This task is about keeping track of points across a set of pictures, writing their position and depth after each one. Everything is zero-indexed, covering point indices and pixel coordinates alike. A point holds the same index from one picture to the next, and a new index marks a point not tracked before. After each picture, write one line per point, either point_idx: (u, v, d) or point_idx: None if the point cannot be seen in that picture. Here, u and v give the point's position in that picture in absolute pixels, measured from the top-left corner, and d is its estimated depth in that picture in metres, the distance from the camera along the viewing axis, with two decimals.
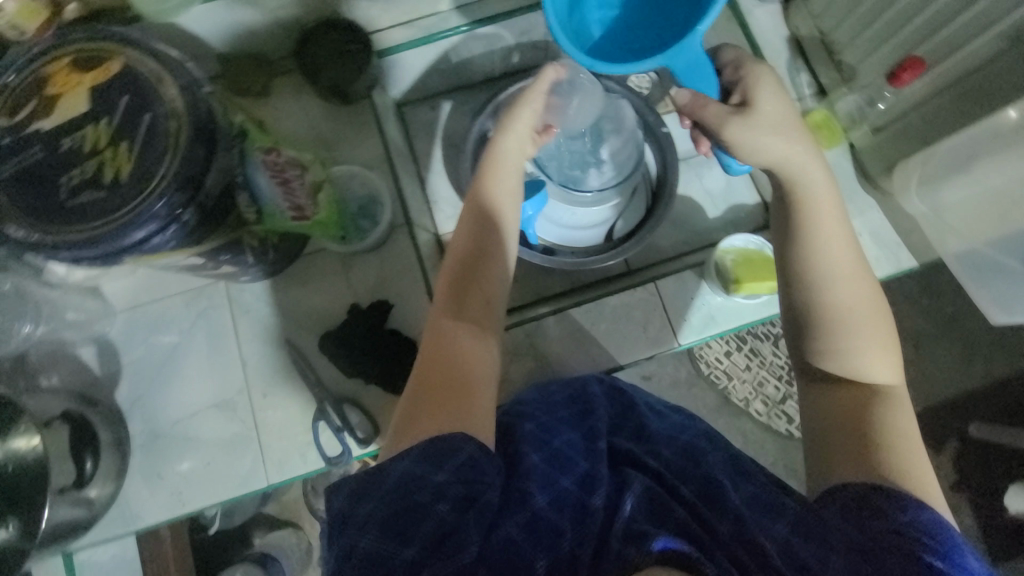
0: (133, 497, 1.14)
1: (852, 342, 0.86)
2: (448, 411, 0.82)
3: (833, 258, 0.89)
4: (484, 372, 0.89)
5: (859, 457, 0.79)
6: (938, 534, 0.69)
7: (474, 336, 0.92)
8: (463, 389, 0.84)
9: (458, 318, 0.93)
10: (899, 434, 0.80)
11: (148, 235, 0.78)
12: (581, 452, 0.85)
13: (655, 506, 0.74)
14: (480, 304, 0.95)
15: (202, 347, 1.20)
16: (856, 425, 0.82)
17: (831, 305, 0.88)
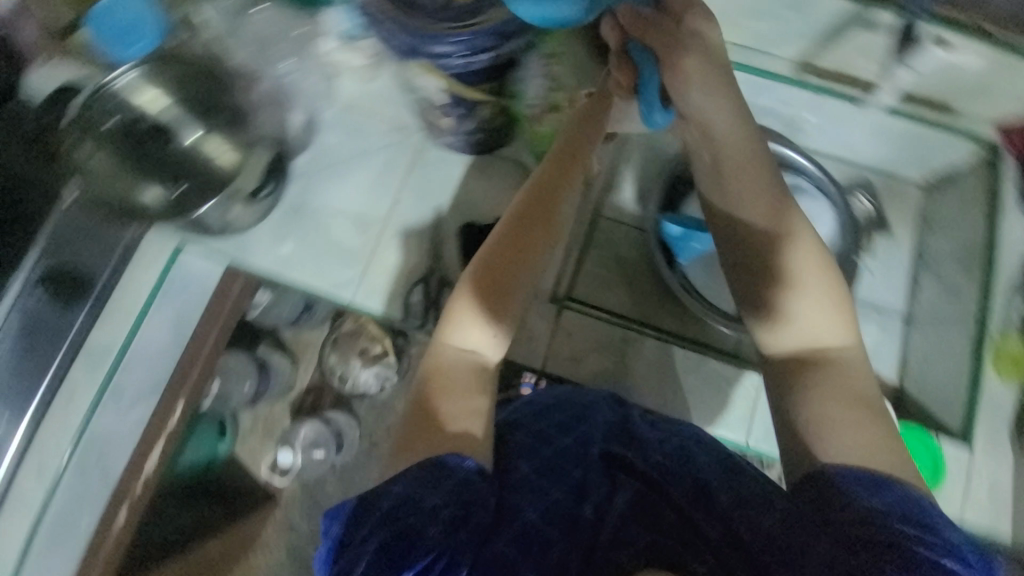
0: (251, 240, 1.70)
1: (782, 322, 1.24)
2: (460, 389, 1.21)
3: (791, 274, 1.24)
4: (483, 352, 1.27)
5: (809, 429, 1.13)
6: (925, 522, 0.97)
7: (483, 329, 1.26)
8: (468, 361, 1.25)
9: (476, 308, 1.27)
10: (818, 391, 1.16)
11: (442, 51, 1.40)
12: (573, 461, 1.19)
13: (642, 506, 1.12)
14: (489, 308, 1.27)
15: (407, 158, 1.76)
16: (817, 392, 1.16)
17: (752, 283, 1.28)
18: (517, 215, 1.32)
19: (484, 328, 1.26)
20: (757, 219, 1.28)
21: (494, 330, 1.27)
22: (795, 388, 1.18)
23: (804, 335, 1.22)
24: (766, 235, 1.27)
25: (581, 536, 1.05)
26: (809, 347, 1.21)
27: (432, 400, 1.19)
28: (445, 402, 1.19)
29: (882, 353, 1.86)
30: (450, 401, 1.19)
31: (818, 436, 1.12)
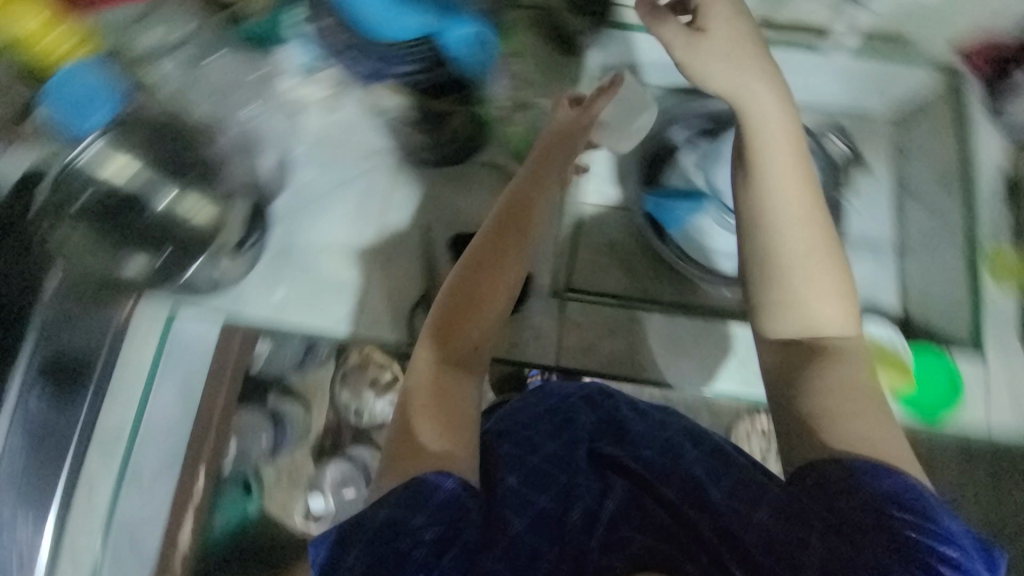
0: (242, 292, 1.73)
1: (806, 264, 1.15)
2: (441, 372, 1.20)
3: (789, 240, 1.15)
4: (476, 344, 1.24)
5: (826, 402, 1.08)
6: (909, 499, 0.95)
7: (503, 286, 1.27)
8: (455, 376, 1.20)
9: (487, 283, 1.26)
10: (834, 370, 1.11)
11: (390, 69, 1.62)
12: (573, 474, 1.07)
13: (638, 514, 1.02)
14: (488, 275, 1.27)
15: (381, 184, 1.82)
16: (821, 367, 1.12)
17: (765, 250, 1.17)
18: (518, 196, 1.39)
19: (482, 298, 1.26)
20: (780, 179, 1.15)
21: (494, 296, 1.26)
22: (818, 374, 1.11)
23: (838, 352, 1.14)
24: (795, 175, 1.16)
25: (575, 543, 0.98)
26: (818, 334, 1.16)
27: (433, 415, 1.15)
28: (443, 395, 1.18)
29: (882, 282, 1.84)
30: (455, 389, 1.19)
31: (836, 414, 1.06)
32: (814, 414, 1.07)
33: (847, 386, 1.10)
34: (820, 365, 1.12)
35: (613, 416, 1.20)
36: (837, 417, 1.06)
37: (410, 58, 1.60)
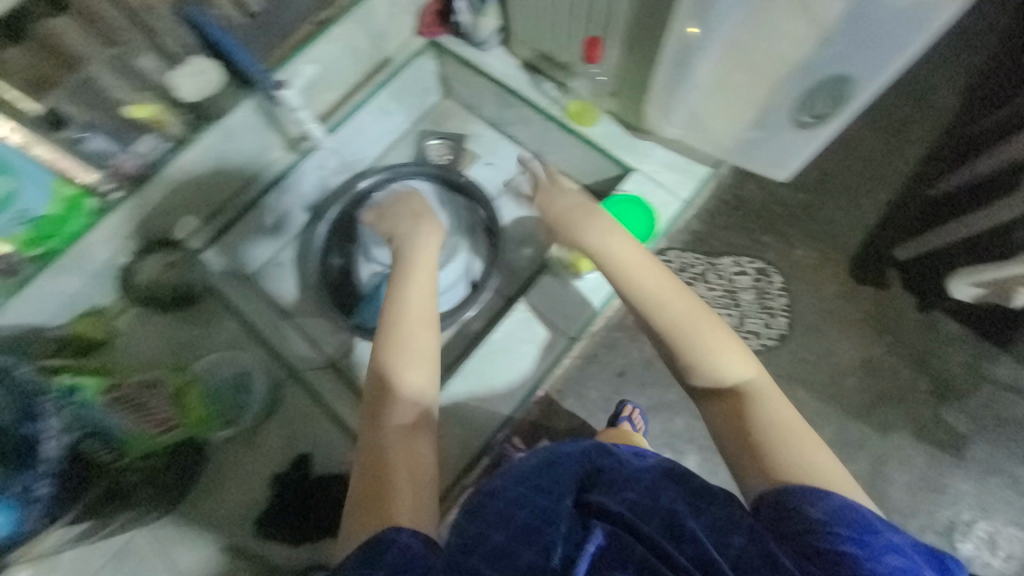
0: None
1: (672, 307, 0.75)
2: (404, 437, 0.74)
3: (647, 282, 0.77)
4: (408, 381, 0.77)
5: (701, 365, 0.72)
6: (845, 518, 0.55)
7: (418, 368, 0.78)
8: (415, 364, 0.78)
9: (416, 332, 0.80)
10: (728, 358, 0.72)
11: None
12: (542, 519, 0.59)
13: (623, 546, 0.55)
14: (397, 310, 0.82)
15: None
16: (741, 406, 0.70)
17: (635, 282, 0.78)
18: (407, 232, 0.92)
19: (412, 317, 0.81)
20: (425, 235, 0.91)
21: (417, 337, 0.80)
22: (691, 336, 0.73)
23: (705, 320, 0.74)
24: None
25: (574, 536, 0.57)
26: (714, 334, 0.73)
27: (404, 467, 0.71)
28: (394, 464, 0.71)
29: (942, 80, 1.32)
30: (416, 457, 0.73)
31: (730, 378, 0.71)
32: (700, 375, 0.72)
33: (767, 422, 0.67)
34: (678, 320, 0.74)
35: (602, 472, 0.64)
36: (764, 421, 0.68)
37: None
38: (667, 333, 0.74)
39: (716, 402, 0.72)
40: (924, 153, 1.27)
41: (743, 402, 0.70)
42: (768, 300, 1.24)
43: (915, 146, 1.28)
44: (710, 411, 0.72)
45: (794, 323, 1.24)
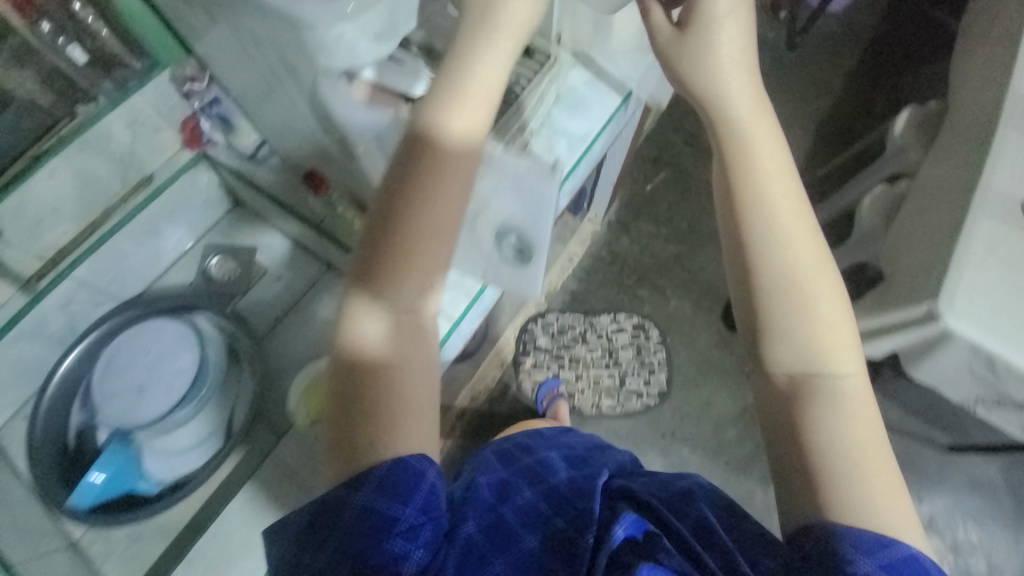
0: None
1: (796, 237, 0.41)
2: (384, 352, 0.39)
3: (770, 158, 0.42)
4: (403, 281, 0.39)
5: (784, 309, 0.40)
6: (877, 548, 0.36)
7: (419, 275, 0.39)
8: (418, 270, 0.39)
9: (427, 217, 0.38)
10: (828, 324, 0.40)
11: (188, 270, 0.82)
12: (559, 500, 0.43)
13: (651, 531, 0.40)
14: (413, 171, 0.39)
15: None
16: (815, 406, 0.39)
17: (739, 173, 0.42)
18: (461, 49, 0.40)
19: (435, 192, 0.38)
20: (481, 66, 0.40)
21: (427, 235, 0.39)
22: (787, 270, 0.40)
23: (819, 252, 0.41)
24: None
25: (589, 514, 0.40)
26: (827, 286, 0.41)
27: (374, 398, 0.38)
28: (354, 376, 0.39)
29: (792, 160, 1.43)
30: (390, 387, 0.38)
31: (816, 360, 0.40)
32: (778, 328, 0.41)
33: (842, 443, 0.38)
34: (774, 237, 0.41)
35: (627, 467, 0.52)
36: (842, 441, 0.39)
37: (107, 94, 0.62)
38: (751, 244, 0.41)
39: (777, 376, 0.41)
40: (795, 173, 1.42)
41: (826, 398, 0.39)
42: (645, 359, 1.25)
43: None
44: (756, 374, 0.43)
45: (672, 378, 1.25)
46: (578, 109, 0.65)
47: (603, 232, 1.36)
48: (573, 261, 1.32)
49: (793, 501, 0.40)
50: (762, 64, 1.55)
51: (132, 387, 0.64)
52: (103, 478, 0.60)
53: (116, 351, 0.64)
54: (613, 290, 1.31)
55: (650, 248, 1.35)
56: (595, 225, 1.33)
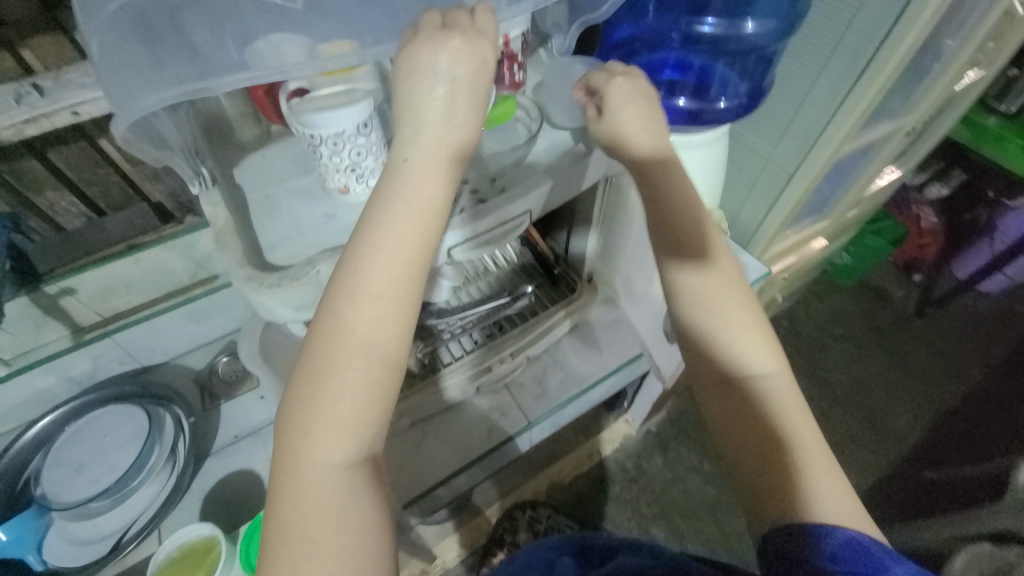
0: None
1: (704, 274, 0.39)
2: (332, 519, 0.29)
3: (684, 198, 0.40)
4: (324, 428, 0.30)
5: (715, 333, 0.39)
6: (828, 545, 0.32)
7: (353, 412, 0.31)
8: (342, 416, 0.30)
9: (359, 322, 0.31)
10: (747, 331, 0.39)
11: None
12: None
13: None
14: (342, 285, 0.31)
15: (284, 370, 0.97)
16: (758, 412, 0.37)
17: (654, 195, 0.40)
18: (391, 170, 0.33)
19: (366, 291, 0.31)
20: (421, 171, 0.33)
21: (355, 353, 0.31)
22: (699, 295, 0.39)
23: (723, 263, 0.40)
24: (450, 132, 0.33)
25: None
26: (740, 296, 0.39)
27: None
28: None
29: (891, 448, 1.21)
30: (344, 561, 0.29)
31: (743, 364, 0.38)
32: (713, 348, 0.39)
33: (791, 440, 0.36)
34: (691, 251, 0.39)
35: (591, 551, 0.49)
36: (796, 442, 0.36)
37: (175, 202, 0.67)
38: (673, 272, 0.40)
39: (714, 390, 0.39)
40: (894, 465, 1.18)
41: (771, 401, 0.37)
42: None
43: (884, 455, 1.19)
44: (701, 395, 0.40)
45: None
46: (587, 345, 0.64)
47: (637, 440, 1.22)
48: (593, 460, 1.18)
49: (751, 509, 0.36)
50: (874, 324, 1.41)
51: (75, 463, 0.56)
52: (2, 540, 0.49)
53: (88, 419, 0.57)
54: (624, 514, 1.14)
55: (685, 485, 1.17)
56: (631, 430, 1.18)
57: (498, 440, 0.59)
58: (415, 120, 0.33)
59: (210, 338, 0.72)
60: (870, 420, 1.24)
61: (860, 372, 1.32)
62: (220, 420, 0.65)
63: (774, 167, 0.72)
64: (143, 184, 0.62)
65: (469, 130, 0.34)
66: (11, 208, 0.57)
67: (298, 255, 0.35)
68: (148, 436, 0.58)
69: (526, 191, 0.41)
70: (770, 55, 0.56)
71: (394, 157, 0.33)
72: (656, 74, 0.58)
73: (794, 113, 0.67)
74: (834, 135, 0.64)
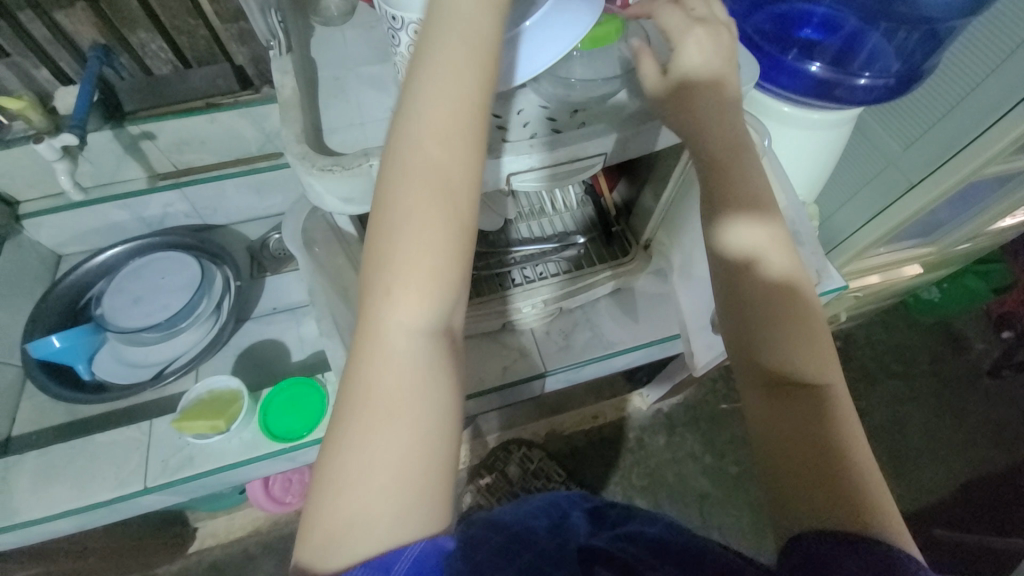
0: None
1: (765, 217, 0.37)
2: (403, 391, 0.30)
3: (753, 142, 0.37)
4: (402, 289, 0.30)
5: (765, 319, 0.36)
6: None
7: (421, 275, 0.30)
8: (409, 278, 0.29)
9: (430, 181, 0.30)
10: (801, 323, 0.36)
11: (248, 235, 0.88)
12: (547, 554, 0.37)
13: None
14: (401, 168, 0.30)
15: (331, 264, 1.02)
16: (805, 416, 0.34)
17: (690, 123, 0.37)
18: (427, 52, 0.30)
19: (432, 160, 0.30)
20: (460, 54, 0.30)
21: (425, 215, 0.30)
22: (750, 274, 0.37)
23: (771, 233, 0.38)
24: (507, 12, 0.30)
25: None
26: (791, 279, 0.37)
27: (392, 460, 0.29)
28: (369, 445, 0.29)
29: (917, 498, 1.14)
30: (413, 432, 0.29)
31: (797, 362, 0.35)
32: (766, 346, 0.36)
33: (839, 451, 0.33)
34: (740, 223, 0.37)
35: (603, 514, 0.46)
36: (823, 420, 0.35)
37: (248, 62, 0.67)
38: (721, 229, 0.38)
39: (762, 385, 0.36)
40: (907, 514, 1.12)
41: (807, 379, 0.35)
42: None
43: (899, 502, 1.13)
44: (748, 392, 0.37)
45: None
46: (625, 313, 0.62)
47: (645, 415, 1.23)
48: (597, 422, 1.21)
49: (777, 514, 0.33)
50: (937, 370, 1.28)
51: (136, 293, 0.61)
52: (58, 345, 0.57)
53: (149, 258, 0.64)
54: (614, 479, 1.17)
55: (683, 469, 1.18)
56: (641, 406, 1.22)
57: (513, 379, 0.59)
58: (448, 7, 0.30)
59: (265, 213, 0.73)
60: (900, 464, 1.17)
61: (903, 413, 1.22)
62: (263, 290, 0.69)
63: (894, 171, 0.63)
64: (228, 44, 0.65)
65: (498, 18, 0.31)
66: (107, 41, 0.61)
67: (355, 146, 0.34)
68: (200, 286, 0.62)
69: (605, 130, 0.37)
70: (942, 32, 0.48)
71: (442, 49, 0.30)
72: (794, 30, 0.51)
73: (941, 114, 0.57)
74: (984, 149, 0.54)
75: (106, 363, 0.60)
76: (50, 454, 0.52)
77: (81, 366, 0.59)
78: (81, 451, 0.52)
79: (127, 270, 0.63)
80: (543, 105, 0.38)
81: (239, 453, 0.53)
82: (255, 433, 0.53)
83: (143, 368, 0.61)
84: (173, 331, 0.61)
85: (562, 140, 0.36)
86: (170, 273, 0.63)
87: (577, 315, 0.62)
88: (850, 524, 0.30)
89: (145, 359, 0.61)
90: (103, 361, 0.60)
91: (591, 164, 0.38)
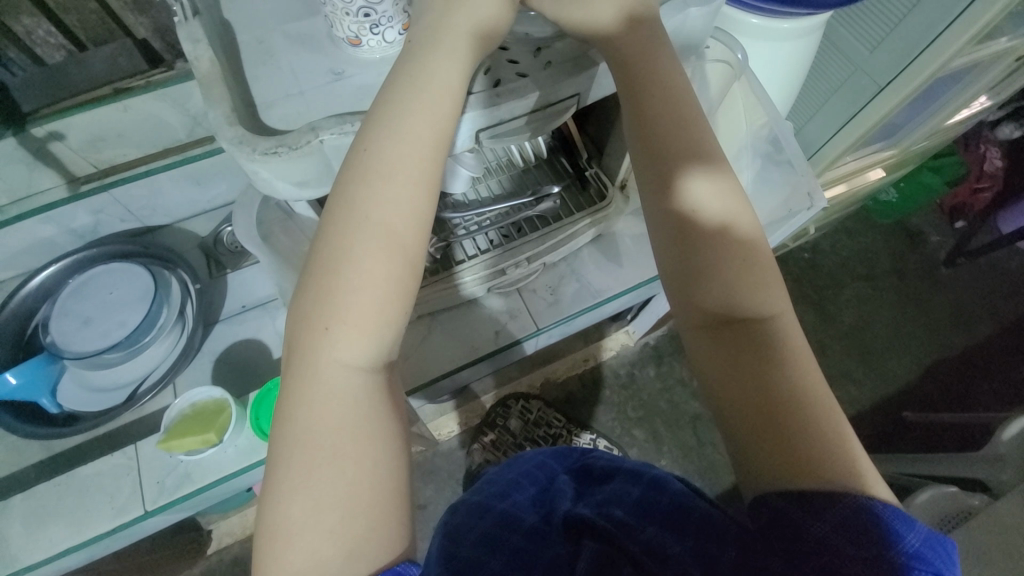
0: None
1: (705, 156, 0.34)
2: (355, 432, 0.30)
3: (680, 84, 0.35)
4: (341, 328, 0.30)
5: (704, 264, 0.34)
6: (859, 528, 0.29)
7: (371, 318, 0.30)
8: (359, 314, 0.30)
9: (376, 224, 0.29)
10: (736, 251, 0.34)
11: None
12: (535, 535, 0.37)
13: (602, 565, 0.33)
14: (350, 213, 0.30)
15: None
16: (749, 353, 0.33)
17: (642, 113, 0.34)
18: (383, 110, 0.30)
19: (378, 206, 0.29)
20: (416, 107, 0.30)
21: (367, 244, 0.29)
22: (690, 217, 0.34)
23: (728, 185, 0.34)
24: (474, 15, 0.32)
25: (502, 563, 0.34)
26: (728, 218, 0.34)
27: (344, 501, 0.29)
28: (313, 481, 0.29)
29: (886, 386, 1.23)
30: (364, 467, 0.30)
31: (738, 286, 0.33)
32: (702, 284, 0.34)
33: (793, 399, 0.32)
34: (694, 174, 0.34)
35: (592, 466, 0.46)
36: (784, 362, 0.33)
37: (150, 35, 0.58)
38: (672, 172, 0.34)
39: (698, 332, 0.35)
40: (878, 402, 1.21)
41: (760, 335, 0.33)
42: None
43: (869, 391, 1.22)
44: (684, 334, 0.36)
45: None
46: (609, 260, 0.61)
47: (633, 350, 1.26)
48: (587, 364, 1.23)
49: (744, 470, 0.33)
50: (897, 267, 1.35)
51: (85, 314, 0.56)
52: (15, 383, 0.51)
53: (91, 274, 0.58)
54: (610, 415, 1.21)
55: (673, 393, 1.23)
56: (628, 342, 1.25)
57: (505, 343, 0.58)
58: (416, 69, 0.30)
59: (210, 206, 0.67)
60: (870, 357, 1.25)
61: (869, 312, 1.29)
62: (227, 290, 0.65)
63: (861, 76, 0.62)
64: (124, 16, 0.56)
65: (462, 79, 0.31)
66: None
67: (299, 121, 0.31)
68: (157, 297, 0.57)
69: (538, 85, 0.33)
70: None
71: (412, 56, 0.30)
72: None
73: (906, 12, 0.56)
74: (942, 51, 0.54)
75: (73, 393, 0.56)
76: (37, 496, 0.49)
77: (47, 401, 0.54)
78: (69, 488, 0.49)
79: (71, 289, 0.57)
80: (501, 49, 0.34)
81: (238, 462, 0.51)
82: (251, 438, 0.52)
83: (117, 392, 0.57)
84: (141, 346, 0.57)
85: (475, 108, 0.32)
86: (119, 287, 0.57)
87: (563, 267, 0.61)
88: (795, 478, 0.31)
89: (121, 382, 0.57)
90: (71, 390, 0.56)
91: (525, 126, 0.35)
